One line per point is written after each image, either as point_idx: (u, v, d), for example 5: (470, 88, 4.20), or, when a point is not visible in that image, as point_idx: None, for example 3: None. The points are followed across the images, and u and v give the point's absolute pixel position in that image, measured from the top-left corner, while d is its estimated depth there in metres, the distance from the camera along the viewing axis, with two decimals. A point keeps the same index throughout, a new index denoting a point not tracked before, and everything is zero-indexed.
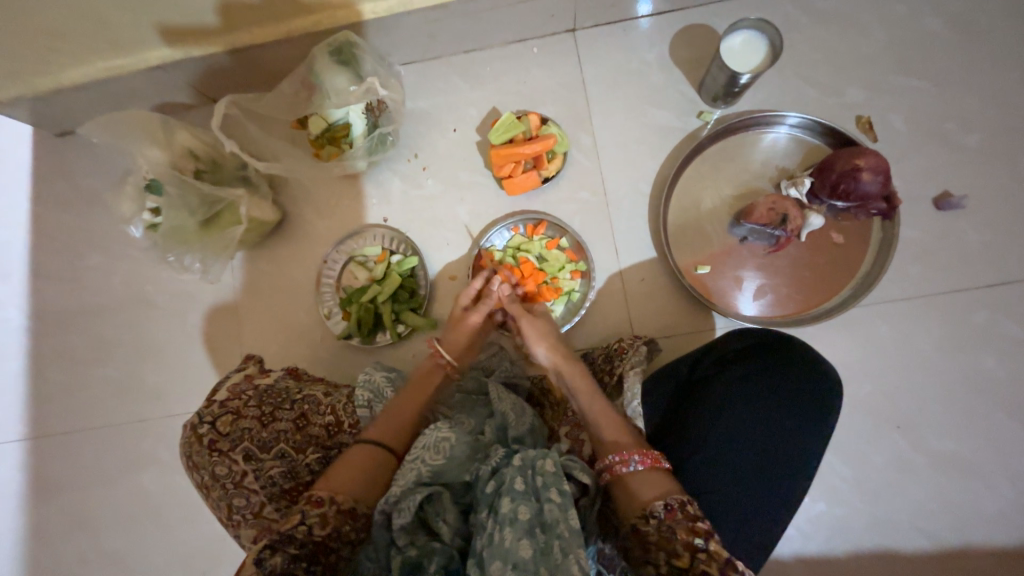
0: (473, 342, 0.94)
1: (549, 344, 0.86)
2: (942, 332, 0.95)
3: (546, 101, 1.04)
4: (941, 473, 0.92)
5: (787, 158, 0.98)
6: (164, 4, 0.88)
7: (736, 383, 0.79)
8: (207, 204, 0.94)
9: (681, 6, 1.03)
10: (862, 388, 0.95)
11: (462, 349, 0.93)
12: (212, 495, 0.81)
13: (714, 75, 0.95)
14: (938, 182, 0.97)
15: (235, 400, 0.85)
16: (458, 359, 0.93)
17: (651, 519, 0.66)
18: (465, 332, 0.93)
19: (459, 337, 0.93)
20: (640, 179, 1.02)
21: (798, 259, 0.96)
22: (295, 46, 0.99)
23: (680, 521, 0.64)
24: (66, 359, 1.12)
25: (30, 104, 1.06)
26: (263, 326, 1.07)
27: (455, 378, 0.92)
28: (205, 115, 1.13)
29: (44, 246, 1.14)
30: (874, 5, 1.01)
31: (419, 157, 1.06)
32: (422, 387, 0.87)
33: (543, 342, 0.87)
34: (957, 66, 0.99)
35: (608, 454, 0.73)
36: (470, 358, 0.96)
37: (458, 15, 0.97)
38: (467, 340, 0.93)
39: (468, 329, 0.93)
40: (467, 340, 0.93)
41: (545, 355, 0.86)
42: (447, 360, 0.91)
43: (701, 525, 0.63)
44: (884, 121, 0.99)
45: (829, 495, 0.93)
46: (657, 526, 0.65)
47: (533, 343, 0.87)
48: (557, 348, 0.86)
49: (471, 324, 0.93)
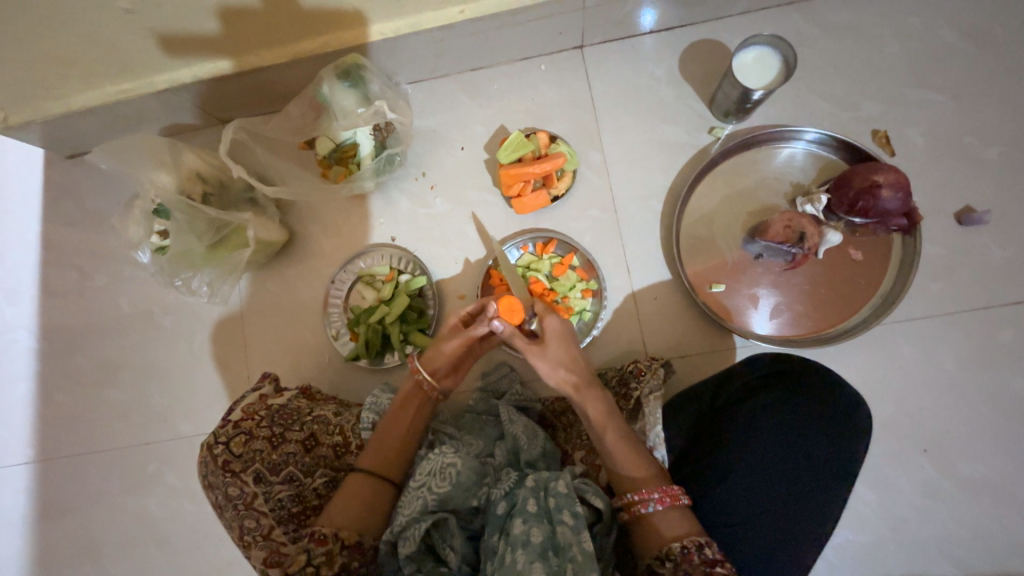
0: (458, 361, 0.86)
1: (558, 376, 0.79)
2: (967, 351, 0.92)
3: (554, 118, 1.03)
4: (972, 499, 0.89)
5: (803, 173, 0.96)
6: (172, 29, 0.88)
7: (761, 411, 0.77)
8: (214, 228, 0.93)
9: (691, 21, 1.02)
10: (887, 410, 0.92)
11: (444, 369, 0.85)
12: (225, 515, 0.79)
13: (726, 91, 0.93)
14: (957, 197, 0.95)
15: (249, 420, 0.82)
16: (440, 381, 0.85)
17: (667, 562, 0.66)
18: (448, 354, 0.84)
19: (442, 358, 0.84)
20: (651, 196, 1.00)
21: (815, 277, 0.93)
22: (302, 67, 0.99)
23: (697, 567, 0.64)
24: (73, 381, 1.12)
25: (39, 128, 1.06)
26: (270, 347, 1.06)
27: (436, 400, 0.84)
28: (212, 136, 1.13)
29: (53, 268, 1.14)
30: (887, 17, 0.99)
31: (426, 175, 1.05)
32: (404, 409, 0.81)
33: (552, 372, 0.79)
34: (974, 78, 0.97)
35: (627, 491, 0.72)
36: (454, 380, 0.87)
37: (466, 34, 0.96)
38: (451, 361, 0.85)
39: (452, 349, 0.84)
40: (450, 360, 0.85)
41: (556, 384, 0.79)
42: (425, 380, 0.82)
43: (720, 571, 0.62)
44: (900, 135, 0.97)
45: (853, 521, 0.90)
46: (673, 569, 0.65)
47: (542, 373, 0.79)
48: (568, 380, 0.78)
49: (457, 342, 0.84)
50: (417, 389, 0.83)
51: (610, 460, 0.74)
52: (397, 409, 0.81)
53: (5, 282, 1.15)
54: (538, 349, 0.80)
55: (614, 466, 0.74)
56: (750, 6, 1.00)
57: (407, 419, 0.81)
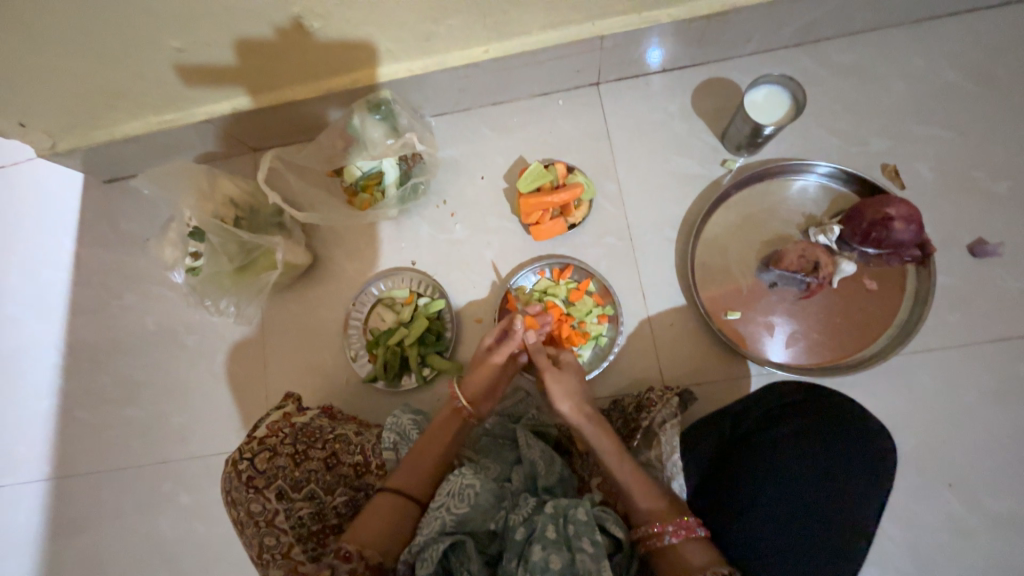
0: (494, 386, 0.88)
1: (575, 402, 0.81)
2: (987, 383, 0.91)
3: (571, 150, 1.08)
4: (1000, 536, 0.86)
5: (815, 205, 0.99)
6: (217, 66, 0.95)
7: (783, 442, 0.77)
8: (244, 251, 0.97)
9: (702, 61, 1.07)
10: (909, 441, 0.91)
11: (481, 392, 0.86)
12: (246, 531, 0.80)
13: (738, 126, 0.97)
14: (970, 229, 0.96)
15: (273, 437, 0.83)
16: (476, 404, 0.86)
17: None
18: (484, 376, 0.87)
19: (477, 382, 0.86)
20: (666, 225, 1.03)
21: (830, 306, 0.94)
22: (333, 101, 1.05)
23: None
24: (95, 398, 1.14)
25: (83, 155, 1.13)
26: (290, 367, 1.08)
27: (473, 424, 0.85)
28: (243, 163, 1.19)
29: (84, 287, 1.19)
30: (890, 58, 1.04)
31: (447, 203, 1.09)
32: (435, 431, 0.82)
33: (567, 399, 0.81)
34: (980, 116, 1.00)
35: (643, 523, 0.71)
36: (490, 404, 0.88)
37: (489, 71, 1.02)
38: (488, 384, 0.87)
39: (489, 371, 0.87)
40: (487, 383, 0.87)
41: (572, 414, 0.81)
42: (467, 407, 0.84)
43: None
44: (910, 169, 1.00)
45: (879, 557, 0.88)
46: None
47: (556, 401, 0.82)
48: (584, 408, 0.81)
49: (494, 365, 0.87)
50: (455, 413, 0.84)
51: (624, 490, 0.74)
52: (436, 429, 0.82)
53: (38, 299, 1.19)
54: (555, 369, 0.85)
55: (627, 495, 0.74)
56: (758, 48, 1.06)
57: (441, 441, 0.82)
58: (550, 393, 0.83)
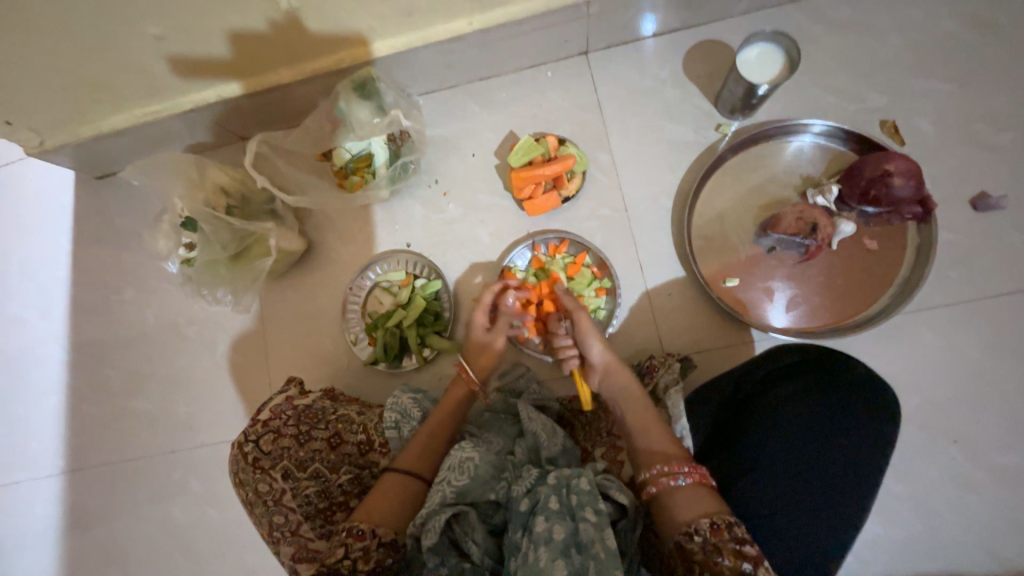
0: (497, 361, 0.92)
1: (604, 341, 0.85)
2: (991, 338, 0.90)
3: (563, 122, 1.06)
4: (1005, 490, 0.86)
5: (812, 165, 0.97)
6: (199, 53, 0.93)
7: (784, 402, 0.77)
8: (238, 238, 0.96)
9: (692, 23, 1.04)
10: (912, 399, 0.90)
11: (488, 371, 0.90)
12: (255, 511, 0.82)
13: (732, 88, 0.95)
14: (972, 183, 0.94)
15: (276, 419, 0.84)
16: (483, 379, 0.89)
17: (695, 536, 0.65)
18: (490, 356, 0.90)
19: (485, 361, 0.89)
20: (661, 195, 1.01)
21: (831, 268, 0.93)
22: (318, 83, 1.03)
23: (728, 542, 0.63)
24: (102, 393, 1.15)
25: (72, 151, 1.12)
26: (291, 353, 1.08)
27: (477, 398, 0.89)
28: (232, 151, 1.17)
29: (83, 284, 1.19)
30: (887, 10, 1.01)
31: (440, 182, 1.08)
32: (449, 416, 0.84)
33: (598, 337, 0.85)
34: (980, 66, 0.97)
35: (653, 465, 0.73)
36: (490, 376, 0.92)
37: (475, 45, 1.00)
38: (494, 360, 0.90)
39: (494, 352, 0.90)
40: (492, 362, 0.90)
41: (601, 352, 0.84)
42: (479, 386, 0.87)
43: (750, 550, 0.62)
44: (909, 125, 0.97)
45: (884, 515, 0.88)
46: (701, 544, 0.64)
47: (589, 337, 0.85)
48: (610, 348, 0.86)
49: (496, 345, 0.90)
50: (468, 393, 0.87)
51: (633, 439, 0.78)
52: (448, 407, 0.85)
53: (39, 297, 1.20)
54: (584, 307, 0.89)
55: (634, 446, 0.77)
56: (750, 6, 1.02)
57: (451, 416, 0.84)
58: (581, 327, 0.86)
